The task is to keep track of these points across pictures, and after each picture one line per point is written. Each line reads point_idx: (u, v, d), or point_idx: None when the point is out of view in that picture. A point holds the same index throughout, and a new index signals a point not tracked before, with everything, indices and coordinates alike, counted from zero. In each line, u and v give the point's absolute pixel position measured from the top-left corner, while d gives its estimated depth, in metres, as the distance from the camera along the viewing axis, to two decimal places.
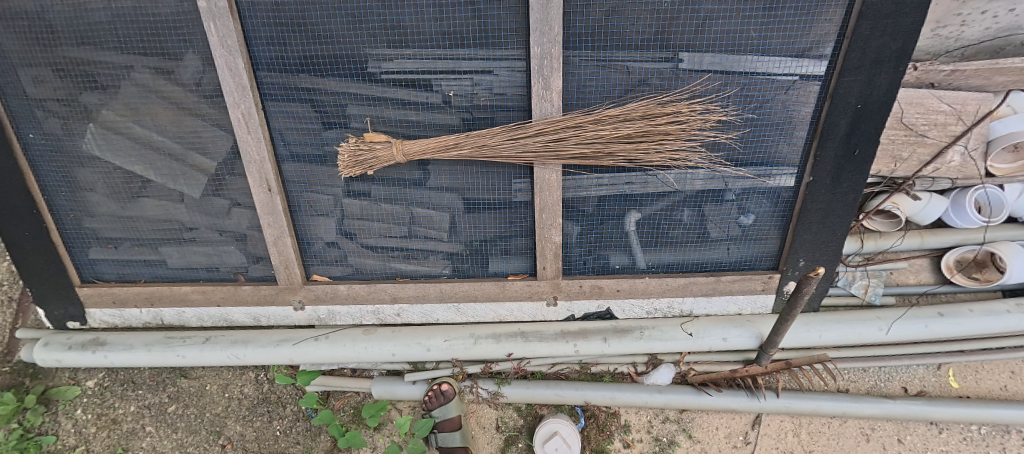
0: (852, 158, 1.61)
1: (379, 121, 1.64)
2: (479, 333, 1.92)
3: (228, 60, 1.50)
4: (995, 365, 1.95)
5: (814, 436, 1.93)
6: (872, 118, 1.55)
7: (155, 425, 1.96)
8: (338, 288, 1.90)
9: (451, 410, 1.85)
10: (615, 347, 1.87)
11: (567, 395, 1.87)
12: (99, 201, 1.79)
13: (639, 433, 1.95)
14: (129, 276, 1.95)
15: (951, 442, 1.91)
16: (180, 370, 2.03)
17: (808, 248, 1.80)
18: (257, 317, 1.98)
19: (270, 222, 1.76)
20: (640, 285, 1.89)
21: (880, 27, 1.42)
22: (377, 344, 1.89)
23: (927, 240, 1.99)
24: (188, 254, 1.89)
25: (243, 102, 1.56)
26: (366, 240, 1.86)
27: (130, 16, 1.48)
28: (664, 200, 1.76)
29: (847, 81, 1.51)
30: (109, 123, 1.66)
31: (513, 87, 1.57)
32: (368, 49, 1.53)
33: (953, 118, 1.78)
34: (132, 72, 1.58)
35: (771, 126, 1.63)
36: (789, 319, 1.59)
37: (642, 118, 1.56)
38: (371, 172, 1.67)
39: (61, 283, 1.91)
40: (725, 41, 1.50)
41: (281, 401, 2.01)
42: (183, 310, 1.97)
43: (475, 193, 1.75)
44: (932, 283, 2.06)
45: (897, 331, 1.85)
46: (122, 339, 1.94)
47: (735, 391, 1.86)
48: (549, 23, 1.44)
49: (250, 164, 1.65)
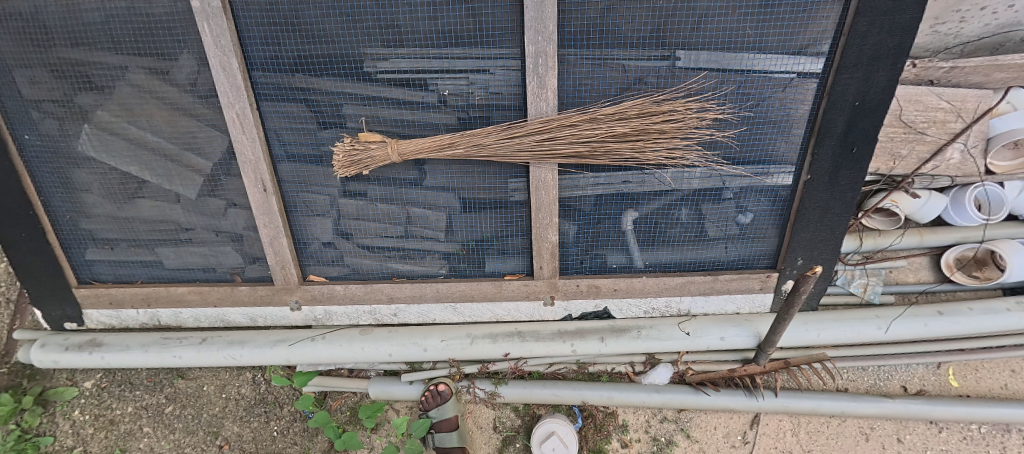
0: (850, 156, 1.60)
1: (374, 120, 1.64)
2: (476, 333, 1.91)
3: (222, 60, 1.50)
4: (995, 364, 1.93)
5: (813, 435, 1.92)
6: (870, 116, 1.54)
7: (152, 426, 1.97)
8: (335, 288, 1.90)
9: (447, 410, 1.85)
10: (613, 347, 1.86)
11: (564, 394, 1.87)
12: (95, 201, 1.79)
13: (637, 432, 1.95)
14: (126, 277, 1.94)
15: (950, 441, 1.90)
16: (177, 371, 2.03)
17: (806, 246, 1.79)
18: (254, 318, 1.98)
19: (267, 223, 1.76)
20: (638, 285, 1.88)
21: (877, 24, 1.41)
22: (374, 344, 1.89)
23: (927, 238, 1.97)
24: (185, 255, 1.89)
25: (238, 102, 1.56)
26: (362, 240, 1.86)
27: (124, 16, 1.48)
28: (662, 199, 1.75)
29: (844, 78, 1.50)
30: (104, 123, 1.66)
31: (508, 86, 1.56)
32: (364, 48, 1.53)
33: (952, 115, 1.77)
34: (127, 73, 1.57)
35: (768, 124, 1.61)
36: (787, 318, 1.58)
37: (639, 117, 1.55)
38: (366, 171, 1.67)
39: (58, 284, 1.91)
40: (722, 39, 1.49)
41: (278, 401, 2.01)
42: (180, 311, 1.97)
43: (472, 192, 1.75)
44: (932, 281, 2.04)
45: (895, 330, 1.84)
46: (119, 340, 1.94)
47: (733, 390, 1.85)
48: (544, 22, 1.43)
49: (244, 164, 1.65)
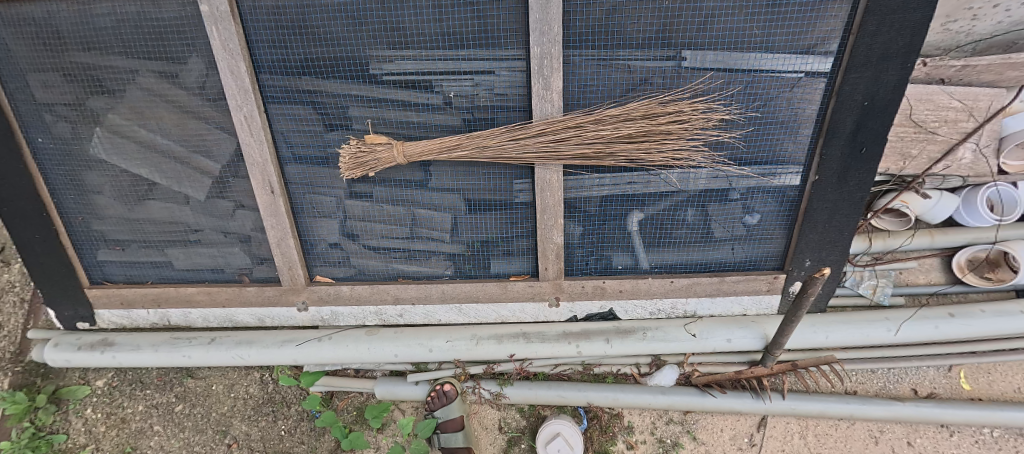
0: (859, 156, 1.58)
1: (380, 122, 1.64)
2: (481, 334, 1.92)
3: (229, 63, 1.51)
4: (1009, 367, 1.90)
5: (821, 438, 1.91)
6: (878, 116, 1.52)
7: (162, 424, 2.00)
8: (341, 288, 1.91)
9: (453, 410, 1.86)
10: (618, 348, 1.85)
11: (568, 395, 1.87)
12: (106, 203, 1.82)
13: (642, 434, 1.94)
14: (137, 277, 1.97)
15: (962, 445, 1.87)
16: (186, 370, 2.05)
17: (814, 247, 1.77)
18: (262, 318, 2.00)
19: (274, 224, 1.78)
20: (644, 286, 1.88)
21: (887, 23, 1.39)
22: (380, 345, 1.90)
23: (937, 239, 1.95)
24: (194, 256, 1.92)
25: (246, 105, 1.57)
26: (368, 241, 1.87)
27: (133, 22, 1.50)
28: (667, 200, 1.75)
29: (852, 78, 1.48)
30: (115, 126, 1.68)
31: (514, 88, 1.57)
32: (371, 50, 1.53)
33: (964, 114, 1.74)
34: (137, 77, 1.60)
35: (776, 124, 1.60)
36: (794, 320, 1.57)
37: (644, 118, 1.54)
38: (373, 172, 1.67)
39: (70, 284, 1.94)
40: (727, 39, 1.49)
41: (285, 401, 2.02)
42: (189, 311, 2.00)
43: (477, 193, 1.75)
44: (943, 283, 2.01)
45: (905, 332, 1.81)
46: (130, 340, 1.97)
47: (739, 392, 1.84)
48: (548, 23, 1.43)
49: (253, 166, 1.67)
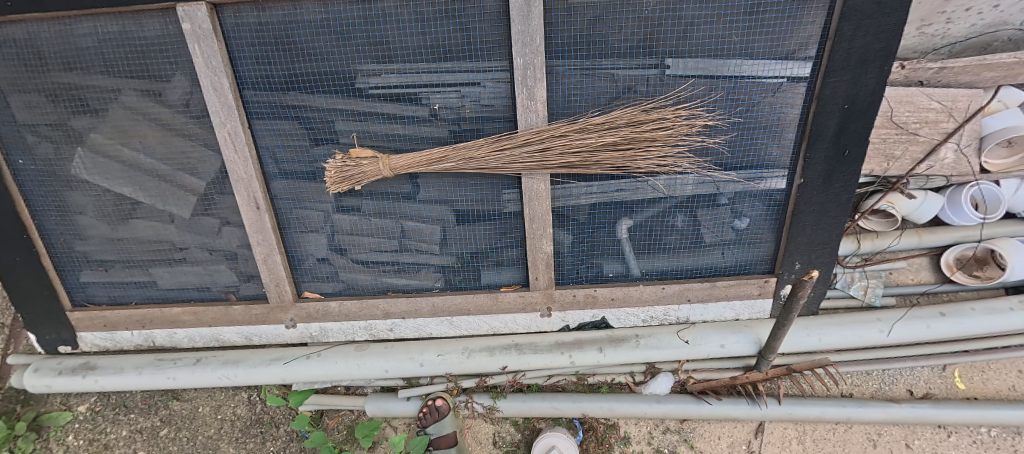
0: (842, 158, 1.60)
1: (365, 135, 1.64)
2: (472, 347, 1.89)
3: (212, 80, 1.51)
4: (1003, 365, 1.90)
5: (819, 443, 1.89)
6: (859, 118, 1.54)
7: (147, 450, 1.94)
8: (330, 304, 1.89)
9: (445, 425, 1.80)
10: (612, 357, 1.84)
11: (564, 407, 1.84)
12: (89, 223, 1.79)
13: (639, 444, 1.91)
14: (120, 298, 1.93)
15: (960, 446, 1.86)
16: (172, 393, 2.00)
17: (803, 249, 1.78)
18: (250, 336, 1.97)
19: (260, 240, 1.76)
20: (635, 293, 1.87)
21: (864, 27, 1.42)
22: (371, 360, 1.87)
23: (925, 239, 1.96)
24: (179, 275, 1.89)
25: (229, 121, 1.57)
26: (358, 255, 1.85)
27: (116, 40, 1.50)
28: (656, 206, 1.74)
29: (832, 82, 1.51)
30: (98, 146, 1.66)
31: (498, 98, 1.57)
32: (356, 65, 1.54)
33: (944, 115, 1.76)
34: (120, 96, 1.59)
35: (759, 129, 1.62)
36: (787, 324, 1.56)
37: (628, 126, 1.55)
38: (359, 186, 1.67)
39: (52, 307, 1.90)
40: (708, 47, 1.50)
41: (274, 421, 1.98)
42: (175, 331, 1.96)
43: (465, 205, 1.75)
44: (933, 282, 2.02)
45: (897, 333, 1.81)
46: (113, 363, 1.92)
47: (737, 399, 1.81)
48: (530, 34, 1.45)
49: (238, 182, 1.65)
